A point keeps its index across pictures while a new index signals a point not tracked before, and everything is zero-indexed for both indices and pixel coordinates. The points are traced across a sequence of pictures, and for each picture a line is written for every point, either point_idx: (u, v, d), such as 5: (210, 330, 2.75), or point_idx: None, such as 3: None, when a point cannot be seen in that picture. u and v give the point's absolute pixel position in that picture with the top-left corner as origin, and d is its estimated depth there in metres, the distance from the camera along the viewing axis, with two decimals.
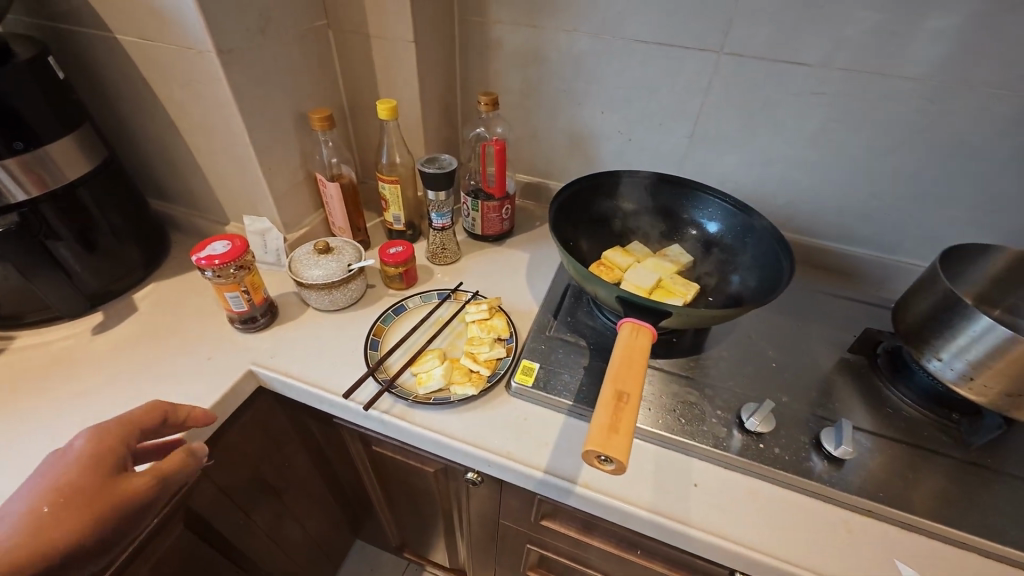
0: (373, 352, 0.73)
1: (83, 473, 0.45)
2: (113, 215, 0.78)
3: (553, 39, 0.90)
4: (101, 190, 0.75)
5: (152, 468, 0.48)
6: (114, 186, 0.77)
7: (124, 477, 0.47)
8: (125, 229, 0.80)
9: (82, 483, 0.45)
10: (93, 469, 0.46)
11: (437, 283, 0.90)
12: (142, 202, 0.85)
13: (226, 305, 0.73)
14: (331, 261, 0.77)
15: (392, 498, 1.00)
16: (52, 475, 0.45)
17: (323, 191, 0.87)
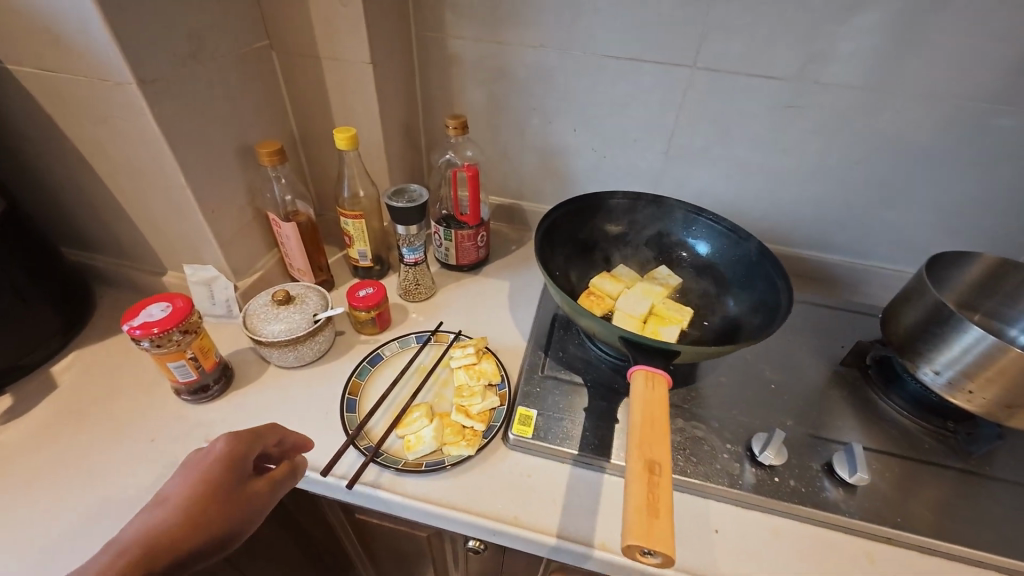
0: (350, 414, 0.64)
1: (218, 473, 0.48)
2: (18, 278, 0.65)
3: (521, 55, 0.85)
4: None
5: (269, 477, 0.52)
6: (17, 243, 0.65)
7: (250, 481, 0.50)
8: (34, 293, 0.68)
9: (219, 482, 0.48)
10: (227, 469, 0.49)
11: (414, 323, 0.82)
12: (55, 256, 0.72)
13: (171, 375, 0.63)
14: (293, 314, 0.69)
15: (378, 559, 0.91)
16: (196, 469, 0.48)
17: (277, 231, 0.77)
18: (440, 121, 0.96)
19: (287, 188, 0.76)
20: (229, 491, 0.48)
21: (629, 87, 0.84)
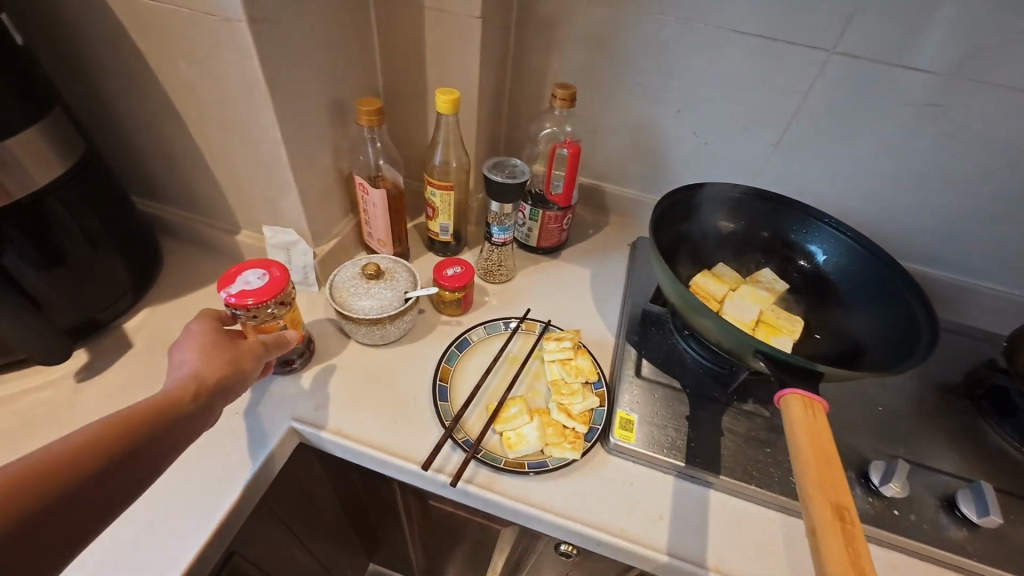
0: (443, 404, 0.61)
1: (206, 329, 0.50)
2: (96, 229, 0.60)
3: (634, 21, 0.77)
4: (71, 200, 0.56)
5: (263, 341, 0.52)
6: (90, 192, 0.59)
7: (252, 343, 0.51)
8: (109, 246, 0.63)
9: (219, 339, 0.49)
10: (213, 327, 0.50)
11: (494, 307, 0.78)
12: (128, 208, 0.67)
13: (257, 346, 0.59)
14: (384, 290, 0.64)
15: (431, 539, 0.90)
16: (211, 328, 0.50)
17: (360, 197, 0.71)
18: (529, 89, 0.88)
19: (380, 152, 0.70)
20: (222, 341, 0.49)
21: (752, 68, 0.76)
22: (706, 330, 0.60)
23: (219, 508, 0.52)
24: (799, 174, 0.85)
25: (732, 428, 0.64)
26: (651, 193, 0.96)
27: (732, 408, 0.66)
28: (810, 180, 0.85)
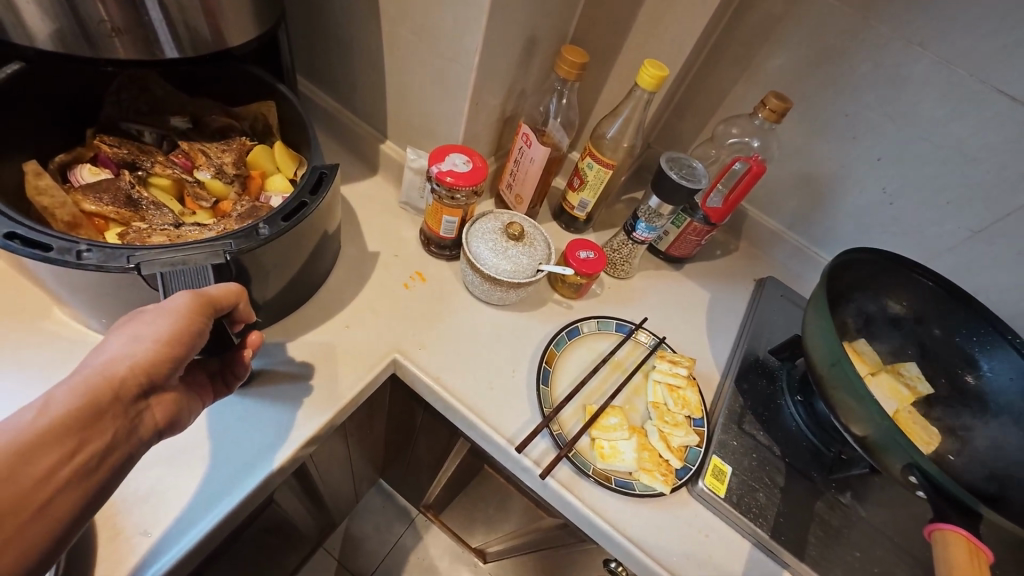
0: (544, 388, 0.59)
1: (187, 320, 0.38)
2: (296, 250, 0.51)
3: (878, 43, 0.66)
4: (279, 232, 0.46)
5: (150, 361, 0.36)
6: (296, 201, 0.48)
7: (148, 375, 0.36)
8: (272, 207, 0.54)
9: (175, 347, 0.37)
10: (193, 322, 0.38)
11: (606, 301, 0.73)
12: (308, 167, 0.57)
13: (434, 225, 0.64)
14: (521, 254, 0.61)
15: (456, 489, 0.92)
16: (165, 324, 0.37)
17: (515, 145, 0.67)
18: (721, 80, 0.78)
19: (558, 107, 0.64)
20: (177, 346, 0.37)
21: (996, 139, 0.65)
22: (851, 416, 0.53)
23: (315, 420, 0.53)
24: (987, 271, 0.74)
25: (823, 515, 0.59)
26: (799, 233, 0.86)
27: (832, 496, 0.61)
28: (995, 281, 0.74)
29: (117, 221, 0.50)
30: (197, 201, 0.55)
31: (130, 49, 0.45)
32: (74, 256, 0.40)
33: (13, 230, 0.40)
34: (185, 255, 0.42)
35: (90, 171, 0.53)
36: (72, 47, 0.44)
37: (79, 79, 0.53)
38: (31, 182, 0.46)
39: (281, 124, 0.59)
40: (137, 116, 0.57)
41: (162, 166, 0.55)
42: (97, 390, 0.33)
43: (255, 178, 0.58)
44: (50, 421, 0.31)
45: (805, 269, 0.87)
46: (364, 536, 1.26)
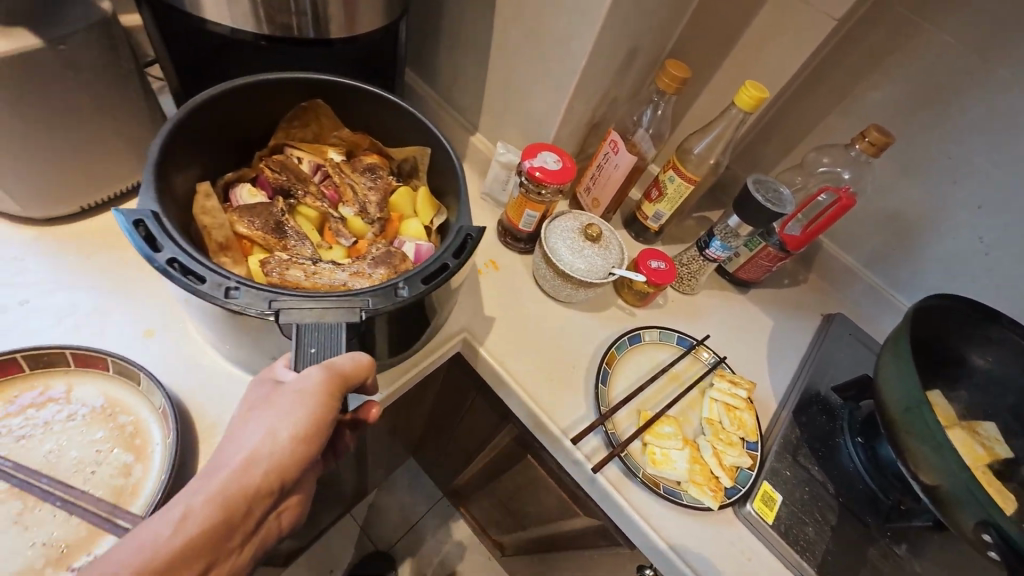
0: (601, 387, 0.60)
1: (320, 410, 0.36)
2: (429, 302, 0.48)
3: (995, 85, 0.64)
4: (416, 296, 0.43)
5: (282, 461, 0.34)
6: (440, 262, 0.45)
7: (281, 475, 0.34)
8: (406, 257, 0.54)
9: (309, 440, 0.35)
10: (325, 412, 0.36)
11: (668, 314, 0.74)
12: (446, 216, 0.60)
13: (513, 217, 0.67)
14: (596, 256, 0.62)
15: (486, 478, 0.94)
16: (300, 414, 0.35)
17: (601, 150, 0.69)
18: (815, 107, 0.76)
19: (651, 118, 0.65)
20: (310, 439, 0.35)
21: None
22: (919, 463, 0.51)
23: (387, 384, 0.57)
24: None
25: (874, 562, 0.57)
26: (876, 273, 0.83)
27: (886, 545, 0.59)
28: None
29: (260, 245, 0.53)
30: (336, 236, 0.57)
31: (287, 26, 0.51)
32: (226, 292, 0.40)
33: (180, 256, 0.40)
34: (322, 312, 0.40)
35: (248, 191, 0.57)
36: (235, 20, 0.50)
37: (259, 107, 0.57)
38: (200, 202, 0.51)
39: (431, 171, 0.62)
40: (300, 143, 0.62)
41: (312, 197, 0.59)
42: (233, 501, 0.32)
43: (393, 221, 0.60)
44: (189, 537, 0.30)
45: (879, 312, 0.84)
46: (389, 510, 1.31)
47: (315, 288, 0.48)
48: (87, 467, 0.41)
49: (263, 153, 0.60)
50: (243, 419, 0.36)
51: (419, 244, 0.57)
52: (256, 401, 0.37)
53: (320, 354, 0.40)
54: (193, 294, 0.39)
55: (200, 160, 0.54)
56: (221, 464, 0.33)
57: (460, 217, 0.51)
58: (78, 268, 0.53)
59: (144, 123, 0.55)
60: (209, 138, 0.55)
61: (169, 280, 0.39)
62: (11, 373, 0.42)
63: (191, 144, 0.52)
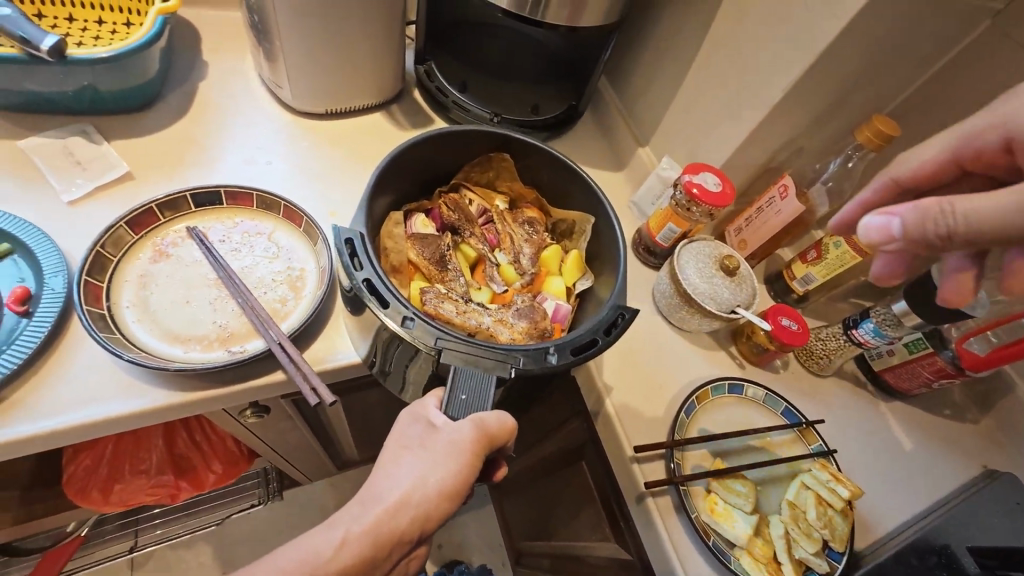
0: (683, 418, 0.57)
1: (463, 468, 0.37)
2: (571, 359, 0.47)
3: None
4: (565, 365, 0.42)
5: (425, 512, 0.37)
6: (589, 336, 0.44)
7: (423, 524, 0.37)
8: (547, 315, 0.53)
9: (449, 496, 0.37)
10: (467, 472, 0.37)
11: (783, 385, 0.67)
12: (592, 286, 0.58)
13: (654, 228, 0.68)
14: (724, 290, 0.60)
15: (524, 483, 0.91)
16: (446, 471, 0.37)
17: (767, 193, 0.65)
18: None
19: (836, 169, 0.61)
20: (451, 496, 0.37)
21: None
22: None
23: None
24: None
25: None
26: None
27: None
28: None
29: (422, 273, 0.54)
30: (489, 280, 0.57)
31: (525, 6, 0.61)
32: (404, 321, 0.41)
33: (373, 277, 0.42)
34: (475, 358, 0.40)
35: (421, 222, 0.57)
36: None
37: (451, 152, 0.58)
38: (389, 228, 0.53)
39: (590, 241, 0.59)
40: (474, 186, 0.62)
41: (476, 239, 0.59)
42: (382, 539, 0.35)
43: (541, 276, 0.59)
44: (345, 563, 0.34)
45: None
46: None
47: (463, 328, 0.48)
48: (260, 287, 0.52)
49: (442, 189, 0.61)
50: (396, 453, 0.39)
51: (560, 304, 0.55)
52: (408, 438, 0.39)
53: (468, 403, 0.39)
54: (376, 317, 0.41)
55: (396, 187, 0.56)
56: (376, 499, 0.37)
57: (613, 290, 0.49)
58: (305, 150, 0.67)
59: (391, 61, 0.70)
60: (409, 174, 0.56)
61: (363, 298, 0.42)
62: (243, 204, 0.56)
63: (396, 172, 0.54)
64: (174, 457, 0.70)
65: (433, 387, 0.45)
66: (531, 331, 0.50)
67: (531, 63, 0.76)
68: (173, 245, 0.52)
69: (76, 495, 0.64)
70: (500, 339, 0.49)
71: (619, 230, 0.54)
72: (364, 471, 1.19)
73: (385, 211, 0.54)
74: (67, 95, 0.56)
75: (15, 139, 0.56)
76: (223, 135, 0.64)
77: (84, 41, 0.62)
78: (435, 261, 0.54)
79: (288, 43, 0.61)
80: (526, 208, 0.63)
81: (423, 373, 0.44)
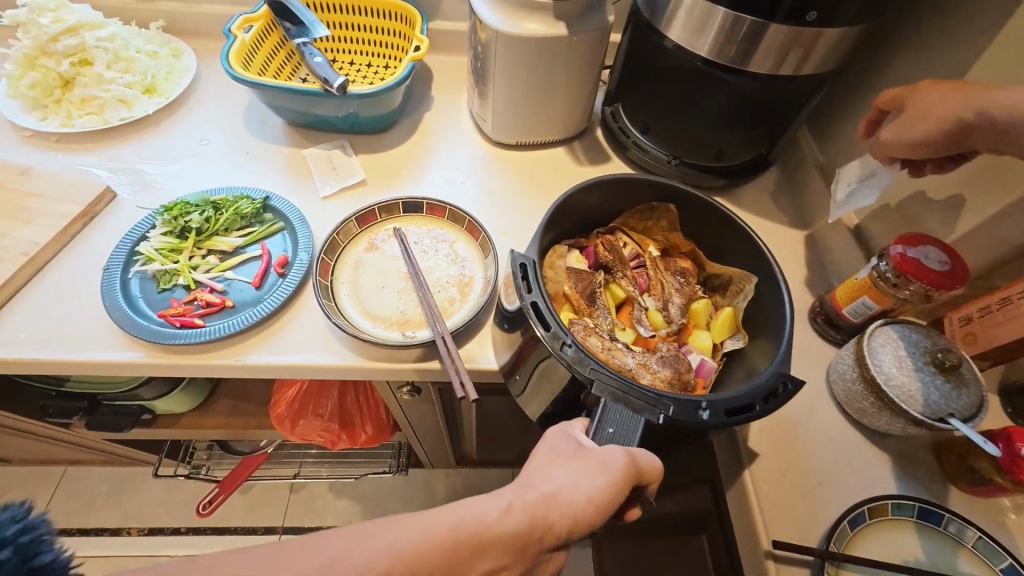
0: (846, 529, 0.47)
1: (616, 486, 0.37)
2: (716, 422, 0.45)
3: None
4: (716, 425, 0.40)
5: (577, 516, 0.36)
6: (747, 398, 0.41)
7: (572, 526, 0.36)
8: (691, 367, 0.51)
9: (599, 509, 0.37)
10: (619, 492, 0.37)
11: (1009, 534, 0.50)
12: (744, 350, 0.53)
13: (842, 299, 0.59)
14: (936, 390, 0.49)
15: (621, 537, 0.85)
16: (600, 483, 0.37)
17: (1022, 282, 0.51)
18: None
19: None
20: (601, 511, 0.37)
21: None
22: None
23: None
24: None
25: None
26: None
27: None
28: None
29: (571, 305, 0.55)
30: (635, 322, 0.56)
31: (727, 56, 0.61)
32: (561, 347, 0.43)
33: (540, 302, 0.46)
34: (627, 397, 0.41)
35: (576, 258, 0.59)
36: (690, 43, 0.63)
37: (614, 199, 0.59)
38: (552, 258, 0.56)
39: (750, 301, 0.54)
40: (630, 231, 0.62)
41: (627, 281, 0.58)
42: (536, 523, 0.36)
43: (689, 328, 0.56)
44: (507, 530, 0.34)
45: None
46: None
47: (608, 363, 0.49)
48: (436, 285, 0.61)
49: (600, 229, 0.61)
50: (546, 461, 0.40)
51: (705, 359, 0.53)
52: (558, 451, 0.40)
53: (615, 437, 0.40)
54: (537, 338, 0.45)
55: (560, 227, 0.58)
56: (532, 485, 0.37)
57: (775, 353, 0.45)
58: (492, 175, 0.76)
59: (581, 103, 0.75)
60: (574, 215, 0.59)
61: (528, 318, 0.45)
62: (436, 215, 0.67)
63: (561, 214, 0.56)
64: (342, 411, 0.85)
65: (565, 411, 0.47)
66: (674, 380, 0.49)
67: (719, 103, 0.69)
68: (382, 241, 0.65)
69: (277, 418, 0.82)
70: (641, 382, 0.48)
71: (789, 301, 0.48)
72: (477, 474, 1.26)
73: (550, 243, 0.57)
74: (340, 118, 0.74)
75: (301, 147, 0.76)
76: (433, 156, 0.77)
77: (357, 79, 0.82)
78: (586, 295, 0.55)
79: (499, 85, 0.71)
80: (679, 258, 0.61)
81: (542, 394, 0.48)
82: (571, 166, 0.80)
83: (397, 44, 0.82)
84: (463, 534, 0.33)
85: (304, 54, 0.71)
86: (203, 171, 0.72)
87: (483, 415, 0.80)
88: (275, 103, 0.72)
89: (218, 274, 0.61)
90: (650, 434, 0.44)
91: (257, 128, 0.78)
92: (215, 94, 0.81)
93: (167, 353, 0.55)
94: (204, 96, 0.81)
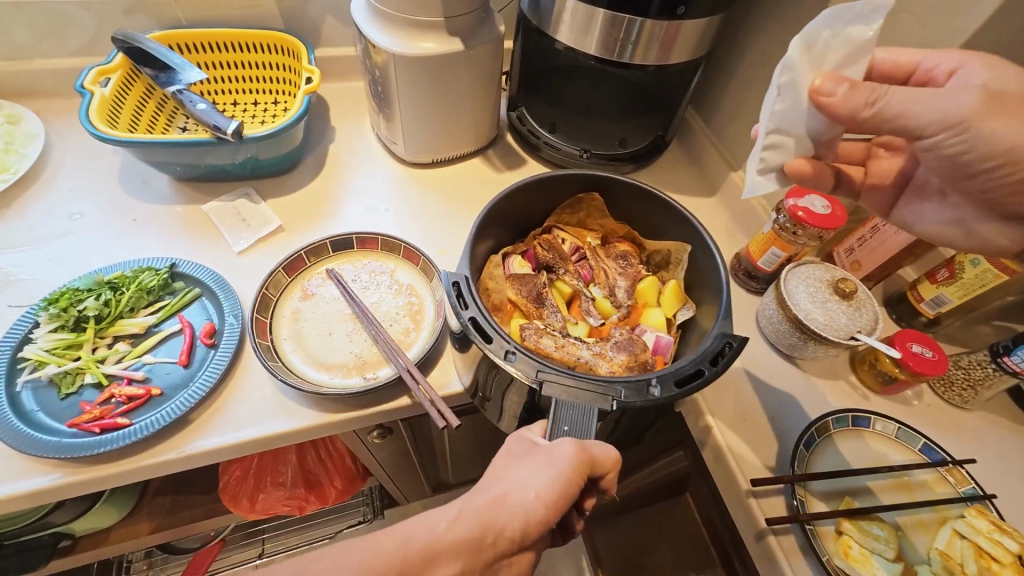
0: (803, 451, 0.54)
1: (562, 479, 0.38)
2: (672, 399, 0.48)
3: None
4: (668, 398, 0.43)
5: (527, 513, 0.38)
6: (695, 366, 0.44)
7: (523, 524, 0.38)
8: (647, 347, 0.54)
9: (547, 503, 0.38)
10: (565, 484, 0.38)
11: (917, 419, 0.60)
12: (694, 320, 0.57)
13: (756, 253, 0.66)
14: (840, 311, 0.58)
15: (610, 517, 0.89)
16: (546, 478, 0.38)
17: None
18: None
19: None
20: (552, 505, 0.38)
21: None
22: None
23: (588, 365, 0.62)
24: None
25: None
26: None
27: None
28: None
29: (520, 311, 0.56)
30: (586, 313, 0.59)
31: (613, 51, 0.65)
32: (506, 355, 0.44)
33: (478, 316, 0.46)
34: (578, 393, 0.43)
35: (517, 262, 0.61)
36: (578, 44, 0.66)
37: (541, 199, 0.62)
38: (490, 270, 0.57)
39: (688, 269, 0.59)
40: (566, 226, 0.65)
41: (570, 275, 0.61)
42: (486, 526, 0.37)
43: (637, 308, 0.60)
44: (457, 536, 0.37)
45: None
46: None
47: (564, 362, 0.50)
48: (389, 317, 0.59)
49: (536, 230, 0.64)
50: (503, 463, 0.41)
51: (660, 337, 0.56)
52: (513, 453, 0.42)
53: (570, 434, 0.42)
54: (482, 352, 0.45)
55: (493, 234, 0.59)
56: (485, 487, 0.40)
57: (716, 321, 0.49)
58: (415, 196, 0.75)
59: (489, 112, 0.77)
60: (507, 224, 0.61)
61: (470, 334, 0.45)
62: (371, 247, 0.64)
63: (496, 220, 0.58)
64: (305, 473, 0.79)
65: (533, 416, 0.48)
66: (631, 363, 0.51)
67: (611, 95, 0.80)
68: (317, 287, 0.61)
69: (229, 500, 0.74)
70: (600, 372, 0.50)
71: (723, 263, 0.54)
72: (455, 495, 1.23)
73: (486, 254, 0.59)
74: (238, 164, 0.69)
75: (198, 203, 0.69)
76: (347, 188, 0.74)
77: (246, 120, 0.76)
78: (532, 298, 0.57)
79: (402, 105, 0.70)
80: (617, 242, 0.65)
81: (517, 404, 0.48)
82: (491, 174, 0.81)
83: (284, 78, 0.78)
84: (413, 548, 0.35)
85: (183, 102, 0.65)
86: (83, 248, 0.62)
87: (457, 437, 0.79)
88: (158, 159, 0.65)
89: (133, 361, 0.54)
90: (607, 418, 0.46)
91: (139, 190, 0.69)
92: (76, 160, 0.71)
93: (91, 464, 0.47)
94: (64, 164, 0.70)
